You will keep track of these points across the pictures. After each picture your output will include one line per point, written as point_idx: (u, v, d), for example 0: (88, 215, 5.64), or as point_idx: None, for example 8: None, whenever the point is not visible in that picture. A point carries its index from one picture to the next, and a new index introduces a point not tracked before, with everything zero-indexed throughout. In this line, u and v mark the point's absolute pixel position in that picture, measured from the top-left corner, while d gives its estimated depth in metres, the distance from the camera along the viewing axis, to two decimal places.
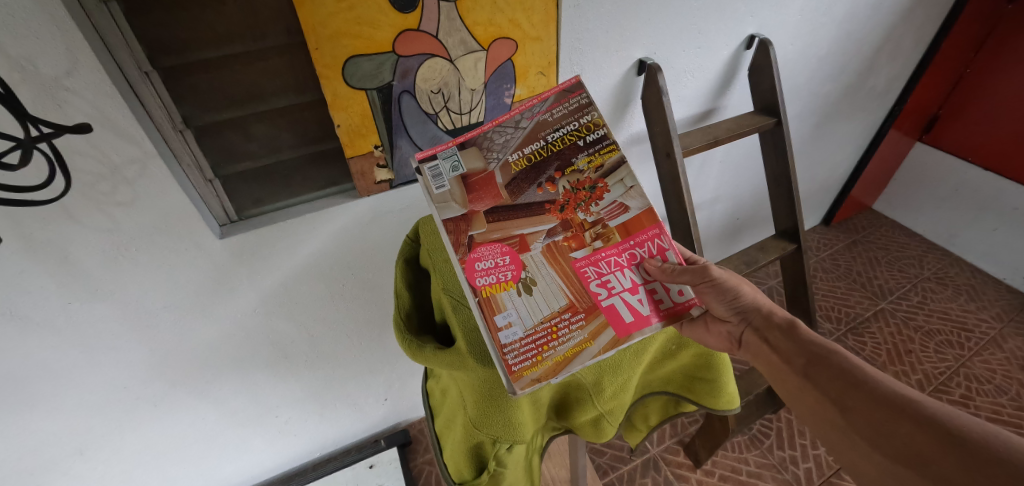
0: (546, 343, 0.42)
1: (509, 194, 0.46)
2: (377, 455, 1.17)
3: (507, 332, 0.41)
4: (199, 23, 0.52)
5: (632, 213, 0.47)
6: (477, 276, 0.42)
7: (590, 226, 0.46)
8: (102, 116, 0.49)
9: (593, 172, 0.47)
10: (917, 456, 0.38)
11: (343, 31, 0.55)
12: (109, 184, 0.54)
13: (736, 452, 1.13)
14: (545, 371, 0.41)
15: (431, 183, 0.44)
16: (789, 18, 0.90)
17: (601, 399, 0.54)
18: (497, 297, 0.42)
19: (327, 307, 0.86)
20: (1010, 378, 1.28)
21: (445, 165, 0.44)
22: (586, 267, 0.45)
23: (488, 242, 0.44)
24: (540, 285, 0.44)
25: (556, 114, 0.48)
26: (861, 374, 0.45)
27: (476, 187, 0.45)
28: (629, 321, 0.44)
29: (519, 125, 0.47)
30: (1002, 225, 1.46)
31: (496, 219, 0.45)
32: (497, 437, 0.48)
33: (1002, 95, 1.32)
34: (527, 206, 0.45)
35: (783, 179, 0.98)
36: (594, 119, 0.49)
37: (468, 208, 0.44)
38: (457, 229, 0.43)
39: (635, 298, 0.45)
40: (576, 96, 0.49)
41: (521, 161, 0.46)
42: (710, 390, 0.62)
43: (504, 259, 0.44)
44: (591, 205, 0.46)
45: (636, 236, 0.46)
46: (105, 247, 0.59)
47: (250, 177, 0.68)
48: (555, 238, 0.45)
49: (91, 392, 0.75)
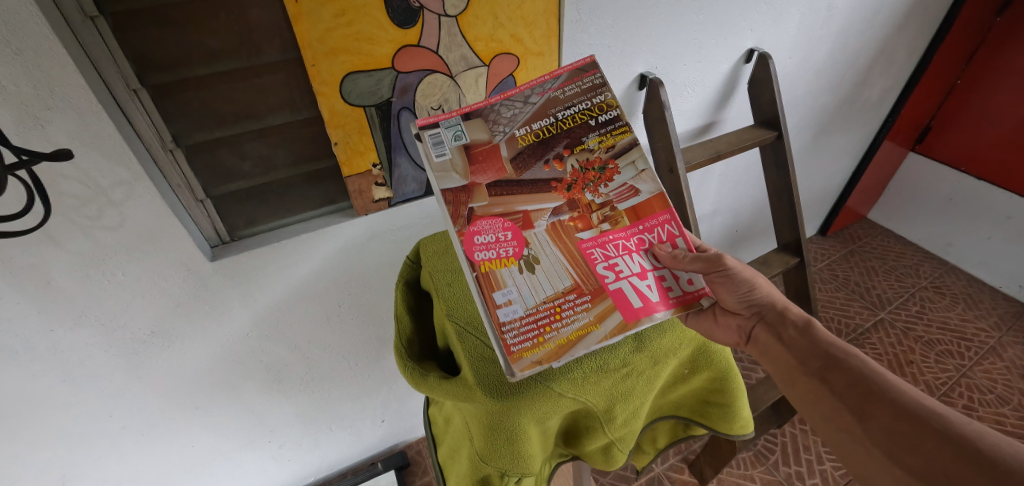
0: (549, 323, 0.40)
1: (513, 169, 0.45)
2: (373, 479, 1.12)
3: (507, 309, 0.39)
4: (191, 40, 0.50)
5: (642, 196, 0.46)
6: (475, 250, 0.41)
7: (598, 207, 0.45)
8: (86, 136, 0.47)
9: (603, 151, 0.47)
10: (939, 471, 0.37)
11: (341, 47, 0.53)
12: (94, 207, 0.52)
13: (742, 469, 1.11)
14: (546, 354, 0.38)
15: (432, 149, 0.43)
16: (786, 34, 0.90)
17: (612, 426, 0.51)
18: (497, 273, 0.41)
19: (323, 329, 0.83)
20: (1010, 388, 1.27)
21: (448, 134, 0.44)
22: (593, 249, 0.43)
23: (489, 216, 0.43)
24: (544, 264, 0.42)
25: (568, 92, 0.49)
26: (882, 383, 0.43)
27: (479, 158, 0.44)
28: (637, 306, 0.41)
29: (528, 100, 0.48)
30: (998, 234, 1.47)
31: (498, 192, 0.44)
32: (505, 470, 0.45)
33: (993, 105, 1.34)
34: (532, 182, 0.45)
35: (784, 192, 0.97)
36: (606, 100, 0.49)
37: (470, 179, 0.43)
38: (457, 200, 0.42)
39: (644, 284, 0.43)
40: (589, 76, 0.49)
41: (528, 136, 0.46)
42: (722, 416, 0.58)
43: (505, 235, 0.42)
44: (599, 187, 0.46)
45: (645, 220, 0.46)
46: (87, 271, 0.56)
47: (243, 197, 0.65)
48: (561, 217, 0.44)
49: (75, 422, 0.72)
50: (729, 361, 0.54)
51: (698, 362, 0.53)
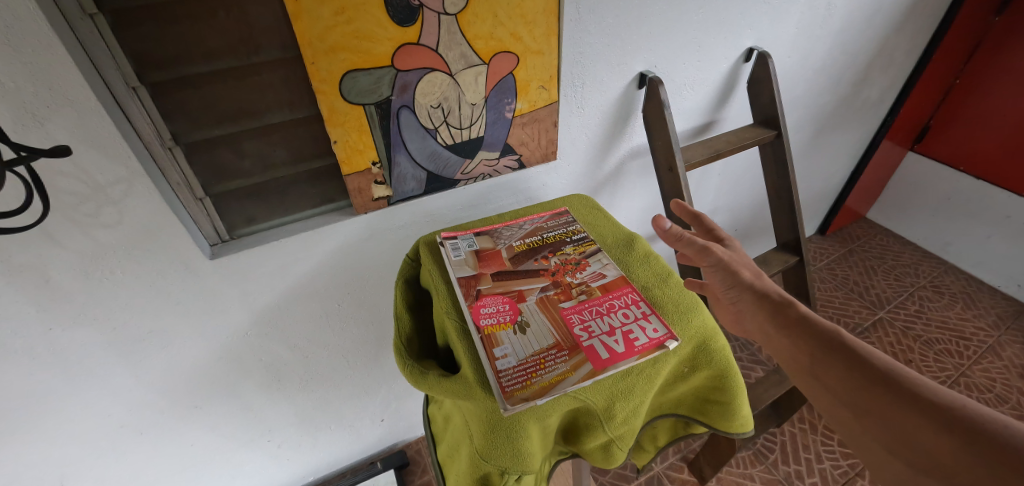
0: (534, 370, 0.45)
1: (510, 263, 0.58)
2: (372, 478, 1.12)
3: (503, 361, 0.46)
4: (190, 38, 0.50)
5: (611, 277, 0.56)
6: (481, 317, 0.50)
7: (575, 285, 0.55)
8: (85, 134, 0.47)
9: (578, 254, 0.59)
10: (936, 459, 0.38)
11: (340, 45, 0.53)
12: (92, 205, 0.52)
13: (741, 468, 1.11)
14: (533, 392, 0.43)
15: (451, 252, 0.59)
16: (786, 33, 0.91)
17: (612, 424, 0.49)
18: (497, 334, 0.48)
19: (322, 327, 0.83)
20: (1009, 387, 1.27)
21: (463, 243, 0.61)
22: (572, 314, 0.51)
23: (492, 294, 0.53)
24: (533, 327, 0.50)
25: (551, 225, 0.66)
26: (877, 374, 0.43)
27: (485, 257, 0.59)
28: (605, 357, 0.46)
29: (522, 228, 0.65)
30: (996, 233, 1.48)
31: (499, 278, 0.56)
32: (505, 469, 0.43)
33: (991, 105, 1.35)
34: (525, 272, 0.57)
35: (784, 191, 0.97)
36: (579, 228, 0.65)
37: (478, 270, 0.57)
38: (468, 284, 0.54)
39: (612, 339, 0.48)
40: (565, 217, 0.67)
41: (521, 245, 0.61)
42: (722, 413, 0.58)
43: (504, 306, 0.52)
44: (576, 273, 0.56)
45: (614, 291, 0.54)
46: (86, 269, 0.56)
47: (243, 195, 0.65)
48: (546, 293, 0.54)
49: (75, 421, 0.72)
50: (730, 360, 0.52)
51: (697, 358, 0.52)
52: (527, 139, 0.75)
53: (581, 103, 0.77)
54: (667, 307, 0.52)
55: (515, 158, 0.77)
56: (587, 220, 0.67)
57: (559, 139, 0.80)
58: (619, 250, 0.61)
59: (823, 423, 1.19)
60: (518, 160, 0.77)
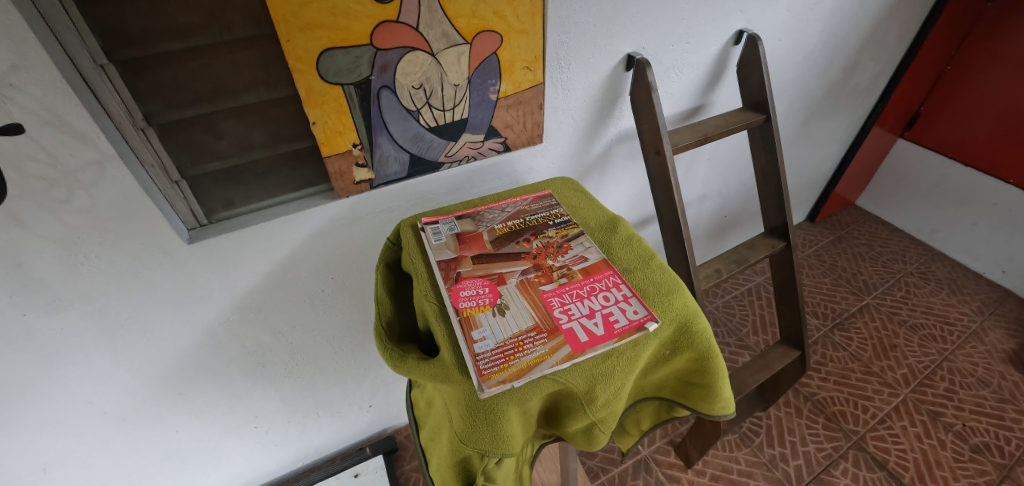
0: (513, 353, 0.45)
1: (491, 245, 0.58)
2: (361, 464, 1.12)
3: (482, 343, 0.45)
4: (158, 14, 0.48)
5: (591, 261, 0.55)
6: (460, 300, 0.49)
7: (557, 268, 0.54)
8: (52, 115, 0.45)
9: (560, 237, 0.59)
10: None
11: (317, 22, 0.52)
12: (63, 189, 0.50)
13: (727, 451, 1.13)
14: (510, 375, 0.43)
15: (432, 236, 0.59)
16: (775, 16, 0.89)
17: (594, 410, 0.47)
18: (476, 316, 0.48)
19: (307, 313, 0.82)
20: (991, 371, 1.29)
21: (444, 228, 0.60)
22: (552, 297, 0.50)
23: (472, 277, 0.53)
24: (513, 309, 0.49)
25: (534, 206, 0.65)
26: None
27: (466, 240, 0.58)
28: (584, 340, 0.46)
29: (505, 210, 0.65)
30: (983, 220, 1.49)
31: (480, 261, 0.55)
32: (485, 452, 0.41)
33: (981, 91, 1.35)
34: (506, 254, 0.56)
35: (772, 176, 0.97)
36: (561, 211, 0.64)
37: (459, 253, 0.56)
38: (448, 267, 0.54)
39: (591, 322, 0.48)
40: (549, 199, 0.67)
41: (503, 228, 0.61)
42: (704, 396, 0.58)
43: (483, 289, 0.51)
44: (557, 256, 0.56)
45: (594, 275, 0.53)
46: (57, 254, 0.55)
47: (222, 177, 0.63)
48: (527, 275, 0.53)
49: (56, 408, 0.71)
50: (711, 342, 0.52)
51: (680, 341, 0.51)
52: (512, 122, 0.74)
53: (566, 85, 0.76)
54: (650, 290, 0.52)
55: (500, 141, 0.76)
56: (569, 202, 0.67)
57: (545, 122, 0.79)
58: (602, 232, 0.61)
59: (808, 407, 1.21)
60: (503, 143, 0.76)
